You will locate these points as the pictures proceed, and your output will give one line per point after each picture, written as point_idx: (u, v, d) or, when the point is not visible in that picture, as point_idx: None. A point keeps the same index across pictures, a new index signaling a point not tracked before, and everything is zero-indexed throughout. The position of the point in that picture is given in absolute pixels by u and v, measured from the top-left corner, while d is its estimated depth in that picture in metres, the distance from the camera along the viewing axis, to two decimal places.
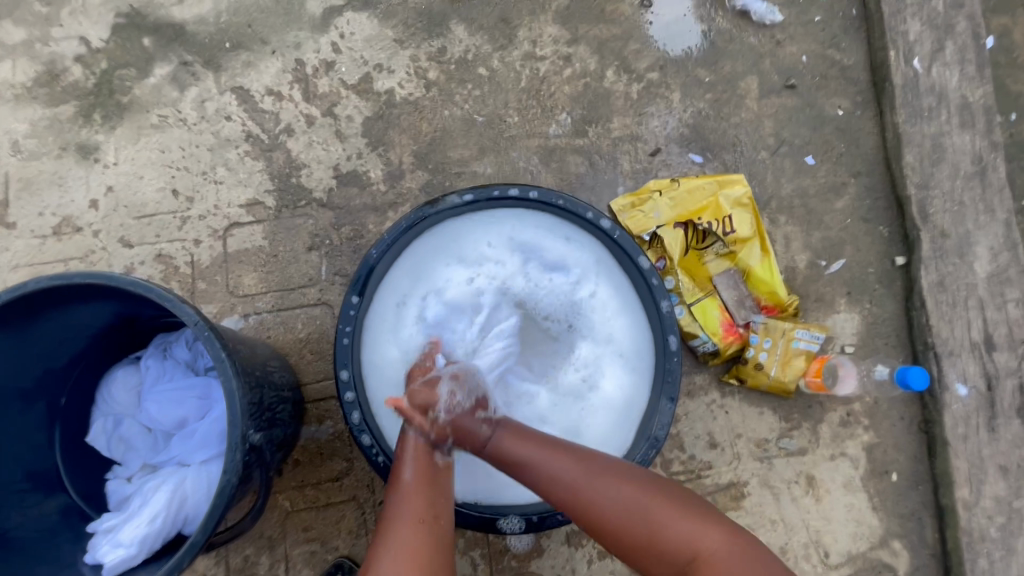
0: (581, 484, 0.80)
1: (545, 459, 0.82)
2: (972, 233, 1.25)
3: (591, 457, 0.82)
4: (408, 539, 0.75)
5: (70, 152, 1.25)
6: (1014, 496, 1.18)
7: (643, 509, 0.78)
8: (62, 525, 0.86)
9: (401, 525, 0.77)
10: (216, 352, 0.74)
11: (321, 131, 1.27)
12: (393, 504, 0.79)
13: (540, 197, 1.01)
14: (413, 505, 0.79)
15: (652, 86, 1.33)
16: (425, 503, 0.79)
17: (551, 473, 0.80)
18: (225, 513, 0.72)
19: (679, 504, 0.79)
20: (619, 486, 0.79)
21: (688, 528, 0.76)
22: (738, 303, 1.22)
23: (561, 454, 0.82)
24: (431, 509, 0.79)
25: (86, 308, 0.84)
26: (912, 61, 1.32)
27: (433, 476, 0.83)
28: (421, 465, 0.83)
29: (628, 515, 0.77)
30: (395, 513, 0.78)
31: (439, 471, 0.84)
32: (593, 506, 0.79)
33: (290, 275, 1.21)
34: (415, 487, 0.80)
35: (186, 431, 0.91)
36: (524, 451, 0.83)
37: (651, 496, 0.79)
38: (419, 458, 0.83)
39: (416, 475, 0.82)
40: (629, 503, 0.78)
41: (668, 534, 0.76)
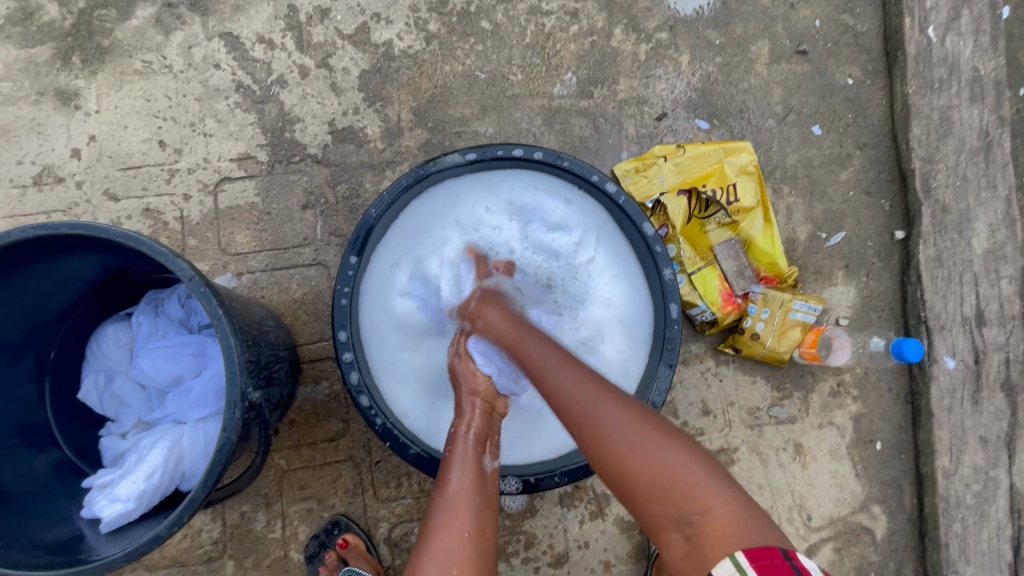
0: (584, 398, 0.75)
1: (557, 372, 0.78)
2: (972, 209, 1.25)
3: (612, 386, 0.78)
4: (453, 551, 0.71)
5: (49, 98, 1.18)
6: (991, 465, 1.22)
7: (645, 436, 0.71)
8: (57, 480, 0.85)
9: (442, 528, 0.73)
10: (213, 308, 0.72)
11: (316, 84, 1.21)
12: (438, 506, 0.76)
13: (544, 158, 0.97)
14: (460, 511, 0.75)
15: (660, 47, 1.28)
16: (472, 513, 0.75)
17: (565, 385, 0.76)
18: (225, 470, 0.71)
19: (701, 458, 0.71)
20: (628, 413, 0.74)
21: (694, 473, 0.69)
22: (738, 273, 1.20)
23: (585, 372, 0.78)
24: (478, 518, 0.75)
25: (73, 260, 0.81)
26: (927, 30, 1.28)
27: (482, 481, 0.79)
28: (470, 470, 0.79)
29: (635, 445, 0.71)
30: (439, 516, 0.75)
31: (485, 477, 0.80)
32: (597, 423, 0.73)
33: (284, 234, 1.17)
34: (460, 492, 0.77)
35: (181, 389, 0.89)
36: (542, 357, 0.80)
37: (663, 436, 0.72)
38: (467, 461, 0.80)
39: (464, 482, 0.78)
40: (632, 433, 0.72)
41: (672, 466, 0.69)
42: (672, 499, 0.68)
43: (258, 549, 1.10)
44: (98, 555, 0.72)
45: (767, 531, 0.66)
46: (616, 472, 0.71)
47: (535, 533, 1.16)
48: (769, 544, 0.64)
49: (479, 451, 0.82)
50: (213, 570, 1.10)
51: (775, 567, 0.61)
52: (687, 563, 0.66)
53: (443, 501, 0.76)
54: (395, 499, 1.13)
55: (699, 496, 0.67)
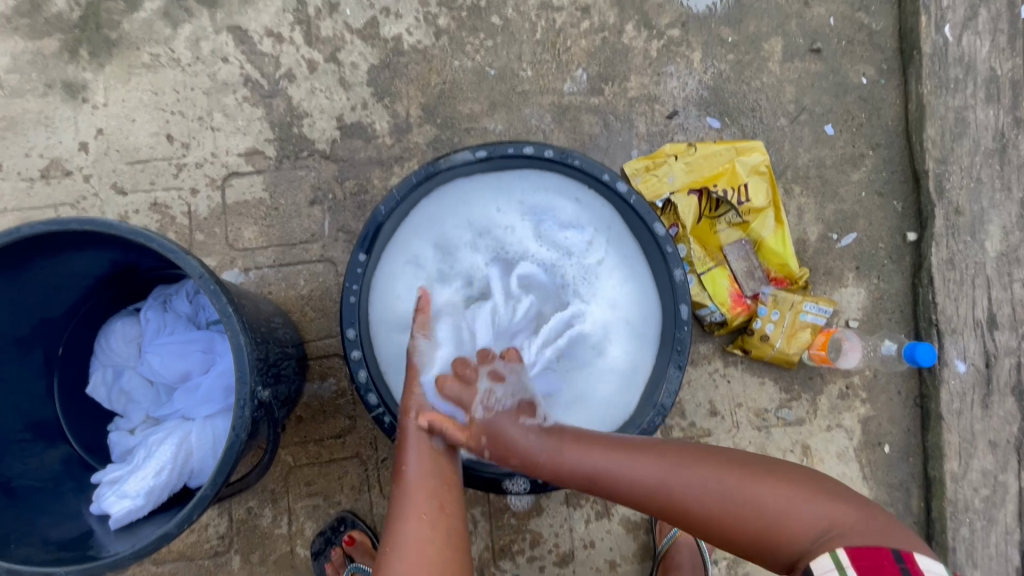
0: (662, 478, 0.76)
1: (624, 466, 0.78)
2: (986, 211, 1.24)
3: (671, 448, 0.79)
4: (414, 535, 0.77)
5: (56, 90, 1.18)
6: (1000, 469, 1.21)
7: (731, 484, 0.74)
8: (65, 475, 0.85)
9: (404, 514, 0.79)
10: (223, 305, 0.72)
11: (324, 79, 1.20)
12: (398, 496, 0.81)
13: (555, 156, 0.95)
14: (416, 496, 0.80)
15: (672, 44, 1.27)
16: (428, 491, 0.81)
17: (635, 475, 0.77)
18: (234, 468, 0.71)
19: (780, 478, 0.74)
20: (705, 469, 0.75)
21: (781, 501, 0.71)
22: (748, 273, 1.20)
23: (641, 451, 0.79)
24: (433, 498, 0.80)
25: (82, 256, 0.81)
26: (943, 28, 1.26)
27: (433, 459, 0.84)
28: (424, 454, 0.84)
29: (726, 501, 0.73)
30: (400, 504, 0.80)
31: (439, 454, 0.85)
32: (685, 498, 0.75)
33: (292, 230, 1.17)
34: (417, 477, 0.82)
35: (189, 385, 0.89)
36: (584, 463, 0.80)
37: (736, 474, 0.74)
38: (421, 446, 0.84)
39: (419, 467, 0.83)
40: (709, 488, 0.74)
41: (769, 503, 0.72)
42: (774, 538, 0.71)
43: (264, 545, 1.10)
44: (108, 551, 0.72)
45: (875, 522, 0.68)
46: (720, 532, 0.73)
47: (540, 532, 1.16)
48: (879, 545, 0.65)
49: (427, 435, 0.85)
50: (220, 565, 1.10)
51: (882, 565, 0.63)
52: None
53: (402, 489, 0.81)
54: None
55: (796, 520, 0.70)
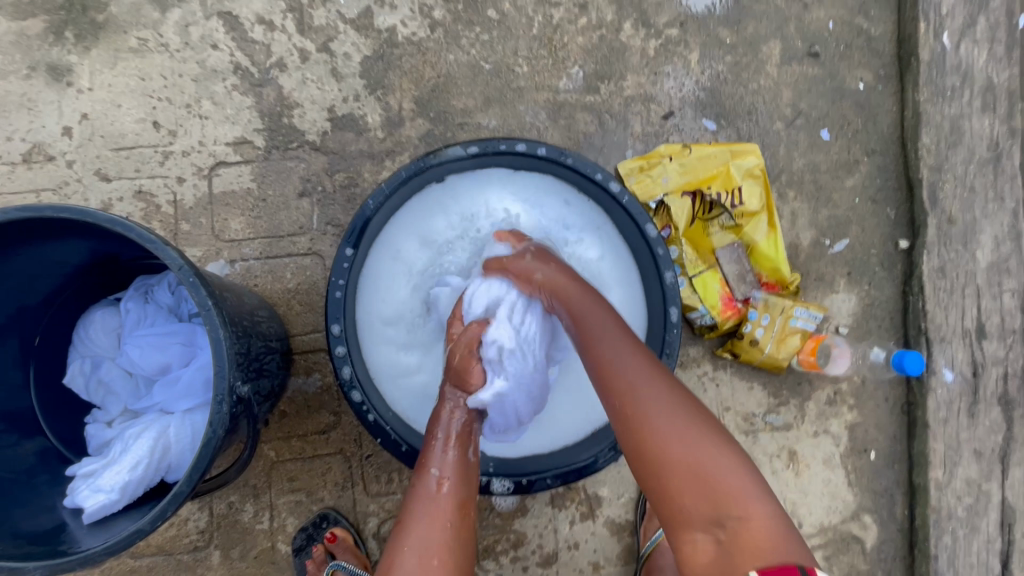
0: (637, 383, 0.72)
1: (618, 351, 0.75)
2: (978, 221, 1.24)
3: (662, 371, 0.74)
4: (433, 537, 0.72)
5: (40, 73, 1.15)
6: (984, 478, 1.22)
7: (696, 432, 0.67)
8: (40, 467, 0.83)
9: (420, 518, 0.73)
10: (202, 298, 0.70)
11: (316, 69, 1.18)
12: (417, 497, 0.76)
13: (548, 154, 0.94)
14: (438, 504, 0.75)
15: (670, 44, 1.25)
16: (454, 500, 0.75)
17: (621, 363, 0.74)
18: (211, 464, 0.69)
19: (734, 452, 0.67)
20: (675, 400, 0.70)
21: (731, 478, 0.64)
22: (740, 277, 1.19)
23: (641, 354, 0.75)
24: (460, 505, 0.76)
25: (60, 244, 0.79)
26: (941, 36, 1.26)
27: (464, 473, 0.78)
28: (453, 459, 0.78)
29: (679, 435, 0.67)
30: (418, 506, 0.75)
31: (470, 466, 0.80)
32: (643, 410, 0.69)
33: (279, 222, 1.15)
34: (444, 480, 0.76)
35: (169, 378, 0.87)
36: (603, 318, 0.79)
37: (695, 421, 0.68)
38: (450, 449, 0.79)
39: (446, 468, 0.77)
40: (670, 414, 0.69)
41: (713, 467, 0.65)
42: (704, 496, 0.64)
43: (244, 540, 1.09)
44: (80, 547, 0.70)
45: (799, 546, 0.61)
46: (656, 462, 0.67)
47: (524, 532, 1.15)
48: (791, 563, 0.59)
49: (464, 442, 0.81)
50: (199, 559, 1.09)
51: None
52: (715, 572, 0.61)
53: (423, 489, 0.76)
54: (385, 494, 1.12)
55: (734, 503, 0.63)
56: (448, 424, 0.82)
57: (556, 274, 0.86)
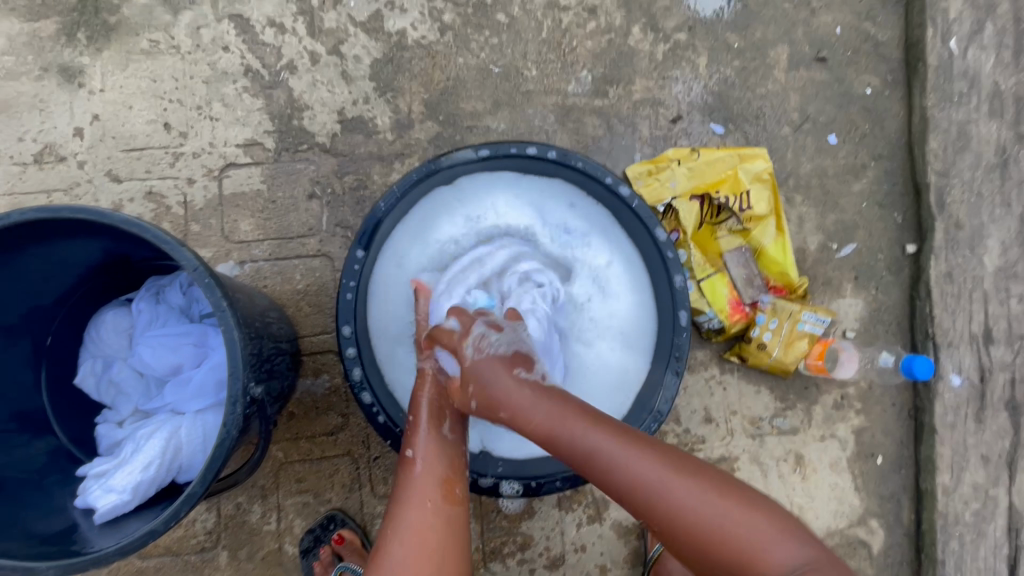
0: (651, 488, 0.69)
1: (620, 456, 0.71)
2: (985, 226, 1.24)
3: (673, 456, 0.72)
4: (415, 518, 0.72)
5: (52, 74, 1.16)
6: (992, 484, 1.21)
7: (727, 517, 0.66)
8: (52, 467, 0.83)
9: (406, 504, 0.74)
10: (217, 300, 0.70)
11: (326, 71, 1.19)
12: (401, 484, 0.77)
13: (558, 157, 0.95)
14: (420, 484, 0.76)
15: (678, 48, 1.26)
16: (434, 477, 0.76)
17: (629, 470, 0.70)
18: (224, 465, 0.69)
19: (765, 510, 0.67)
20: (697, 492, 0.68)
21: (756, 534, 0.65)
22: (748, 281, 1.19)
23: (644, 448, 0.72)
24: (442, 481, 0.76)
25: (74, 244, 0.79)
26: (949, 41, 1.26)
27: (442, 451, 0.79)
28: (432, 439, 0.79)
29: (715, 532, 0.66)
30: (403, 493, 0.75)
31: (446, 442, 0.80)
32: (669, 519, 0.67)
33: (289, 223, 1.15)
34: (424, 466, 0.77)
35: (180, 379, 0.87)
36: (566, 431, 0.73)
37: (722, 504, 0.67)
38: (430, 432, 0.80)
39: (426, 453, 0.78)
40: (697, 510, 0.67)
41: (757, 547, 0.65)
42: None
43: (252, 542, 1.09)
44: (93, 547, 0.71)
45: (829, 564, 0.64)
46: (703, 560, 0.66)
47: (531, 535, 1.15)
48: None
49: (440, 419, 0.81)
50: (206, 560, 1.09)
51: None
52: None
53: (405, 476, 0.77)
54: (392, 496, 1.12)
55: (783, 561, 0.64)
56: (424, 406, 0.82)
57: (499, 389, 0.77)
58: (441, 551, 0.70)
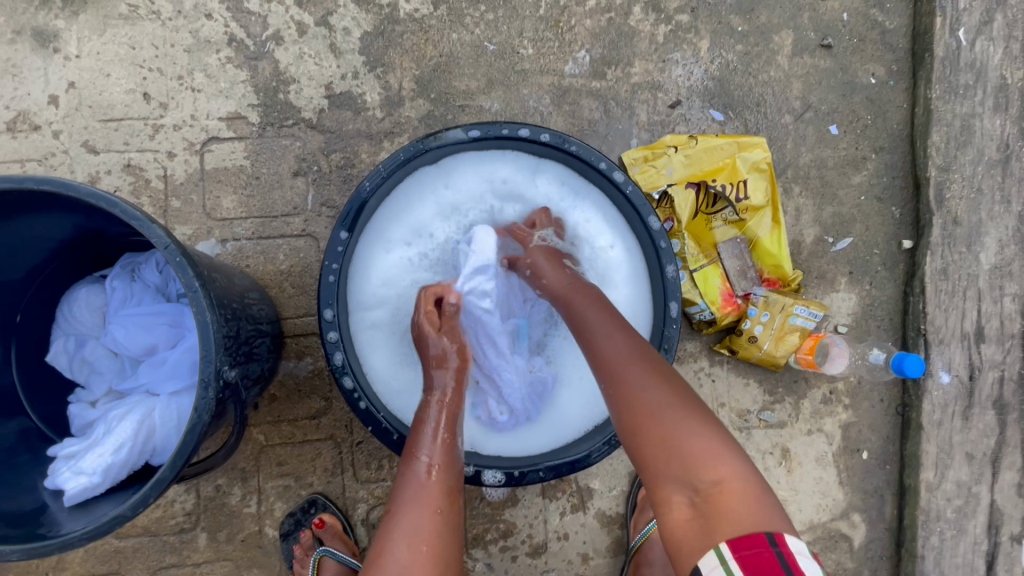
0: (620, 362, 0.72)
1: (603, 332, 0.76)
2: (983, 223, 1.22)
3: (657, 358, 0.73)
4: (423, 522, 0.70)
5: (26, 37, 1.11)
6: (975, 481, 1.22)
7: (674, 406, 0.67)
8: (21, 446, 0.81)
9: (411, 505, 0.72)
10: (188, 280, 0.67)
11: (314, 43, 1.14)
12: (407, 485, 0.74)
13: (551, 140, 0.92)
14: (427, 489, 0.74)
15: (680, 30, 1.22)
16: (439, 484, 0.74)
17: (607, 346, 0.74)
18: (195, 450, 0.67)
19: (713, 424, 0.66)
20: (660, 380, 0.69)
21: (722, 456, 0.63)
22: (741, 273, 1.16)
23: (632, 338, 0.75)
24: (447, 492, 0.74)
25: (43, 218, 0.76)
26: (957, 32, 1.23)
27: (452, 460, 0.78)
28: (439, 445, 0.78)
29: (659, 407, 0.67)
30: (406, 494, 0.73)
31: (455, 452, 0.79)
32: (624, 389, 0.70)
33: (273, 201, 1.12)
34: (431, 467, 0.76)
35: (154, 359, 0.85)
36: (595, 320, 0.78)
37: (679, 398, 0.68)
38: (438, 437, 0.78)
39: (434, 456, 0.76)
40: (651, 390, 0.68)
41: (688, 437, 0.64)
42: (680, 463, 0.63)
43: (232, 523, 1.08)
44: (59, 530, 0.69)
45: (777, 516, 0.59)
46: (632, 428, 0.68)
47: (514, 522, 1.15)
48: (756, 529, 0.57)
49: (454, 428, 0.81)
50: (185, 541, 1.07)
51: (761, 560, 0.54)
52: (688, 534, 0.60)
53: (413, 475, 0.75)
54: (375, 480, 1.11)
55: (708, 466, 0.62)
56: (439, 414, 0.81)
57: (560, 283, 0.86)
58: (442, 565, 0.68)
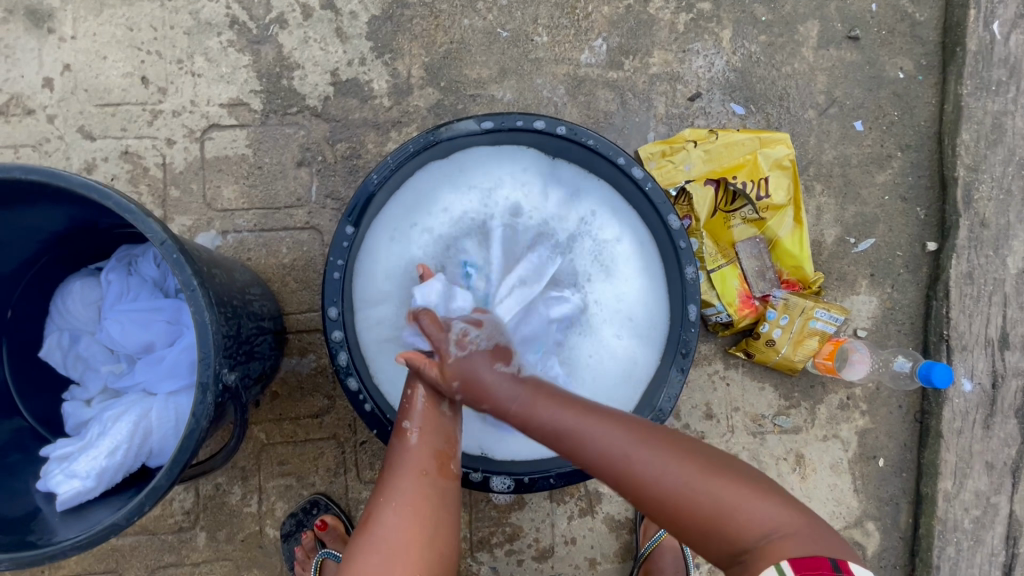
0: (626, 451, 0.66)
1: (590, 428, 0.69)
2: (1012, 226, 1.18)
3: (655, 432, 0.69)
4: (408, 489, 0.70)
5: (19, 17, 1.06)
6: (994, 491, 1.19)
7: (705, 480, 0.64)
8: (13, 445, 0.78)
9: (399, 470, 0.72)
10: (186, 278, 0.63)
11: (319, 27, 1.09)
12: (392, 455, 0.74)
13: (568, 133, 0.87)
14: (412, 455, 0.73)
15: (701, 19, 1.17)
16: (426, 449, 0.73)
17: (599, 442, 0.67)
18: (193, 457, 0.64)
19: (739, 474, 0.65)
20: (674, 459, 0.65)
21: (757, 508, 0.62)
22: (760, 274, 1.13)
23: (620, 423, 0.69)
24: (435, 456, 0.73)
25: (34, 210, 0.72)
26: (991, 25, 1.17)
27: (438, 424, 0.75)
28: (425, 412, 0.75)
29: (686, 494, 0.63)
30: (396, 459, 0.73)
31: (443, 415, 0.76)
32: (643, 482, 0.65)
33: (276, 192, 1.08)
34: (418, 436, 0.74)
35: (151, 357, 0.81)
36: (566, 418, 0.70)
37: (701, 468, 0.65)
38: (422, 406, 0.75)
39: (420, 426, 0.74)
40: (672, 478, 0.64)
41: (731, 504, 0.62)
42: (728, 540, 0.61)
43: (232, 523, 1.05)
44: (51, 537, 0.66)
45: (831, 535, 0.61)
46: (669, 518, 0.64)
47: (520, 526, 1.12)
48: (820, 556, 0.58)
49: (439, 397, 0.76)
50: (184, 540, 1.05)
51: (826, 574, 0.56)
52: None
53: (400, 444, 0.74)
54: (378, 481, 1.08)
55: (758, 522, 0.61)
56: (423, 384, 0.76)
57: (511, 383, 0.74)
58: (431, 529, 0.69)
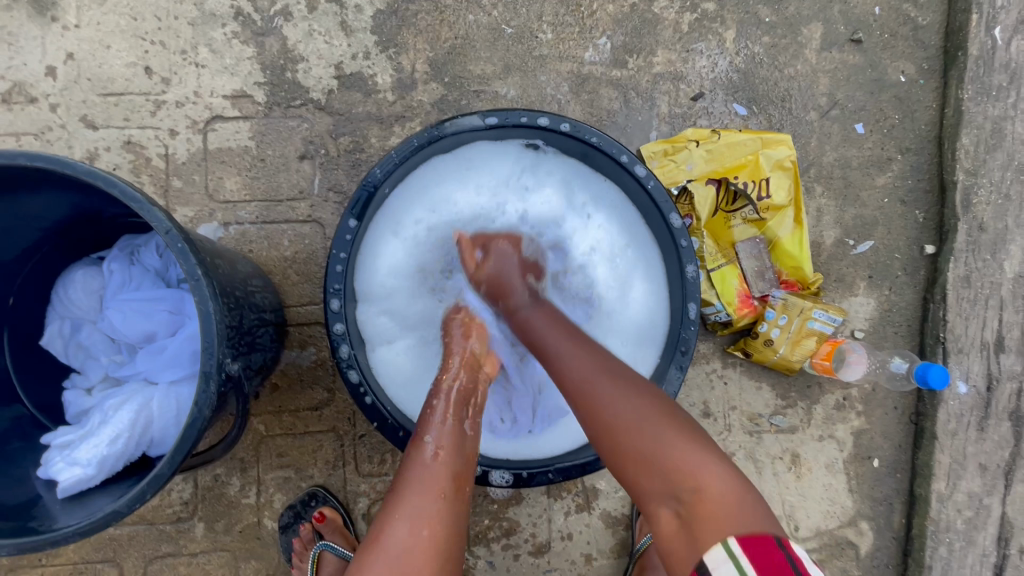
0: (590, 376, 0.70)
1: (566, 351, 0.73)
2: (1010, 230, 1.18)
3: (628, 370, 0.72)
4: (426, 508, 0.66)
5: (22, 5, 1.06)
6: (986, 493, 1.20)
7: (650, 421, 0.66)
8: (15, 433, 0.78)
9: (417, 486, 0.68)
10: (191, 267, 0.63)
11: (324, 20, 1.09)
12: (410, 466, 0.71)
13: (572, 130, 0.87)
14: (434, 474, 0.69)
15: (705, 19, 1.17)
16: (447, 468, 0.70)
17: (571, 363, 0.72)
18: (196, 445, 0.64)
19: (691, 430, 0.66)
20: (632, 392, 0.68)
21: (696, 458, 0.63)
22: (758, 274, 1.14)
23: (591, 351, 0.73)
24: (455, 478, 0.70)
25: (38, 197, 0.73)
26: (993, 30, 1.18)
27: (461, 445, 0.74)
28: (449, 429, 0.74)
29: (635, 424, 0.66)
30: (413, 473, 0.70)
31: (466, 437, 0.75)
32: (599, 402, 0.68)
33: (278, 184, 1.08)
34: (437, 449, 0.72)
35: (152, 347, 0.82)
36: (560, 341, 0.75)
37: (655, 408, 0.67)
38: (447, 421, 0.75)
39: (442, 440, 0.73)
40: (627, 404, 0.67)
41: (666, 448, 0.64)
42: (664, 477, 0.63)
43: (229, 514, 1.06)
44: (53, 523, 0.66)
45: (765, 516, 0.60)
46: (608, 442, 0.67)
47: (518, 521, 1.13)
48: (762, 534, 0.58)
49: (462, 414, 0.77)
50: (182, 531, 1.05)
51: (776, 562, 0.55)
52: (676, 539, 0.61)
53: (419, 457, 0.71)
54: (377, 475, 1.09)
55: (688, 473, 0.62)
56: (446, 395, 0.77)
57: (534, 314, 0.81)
58: (444, 551, 0.65)
